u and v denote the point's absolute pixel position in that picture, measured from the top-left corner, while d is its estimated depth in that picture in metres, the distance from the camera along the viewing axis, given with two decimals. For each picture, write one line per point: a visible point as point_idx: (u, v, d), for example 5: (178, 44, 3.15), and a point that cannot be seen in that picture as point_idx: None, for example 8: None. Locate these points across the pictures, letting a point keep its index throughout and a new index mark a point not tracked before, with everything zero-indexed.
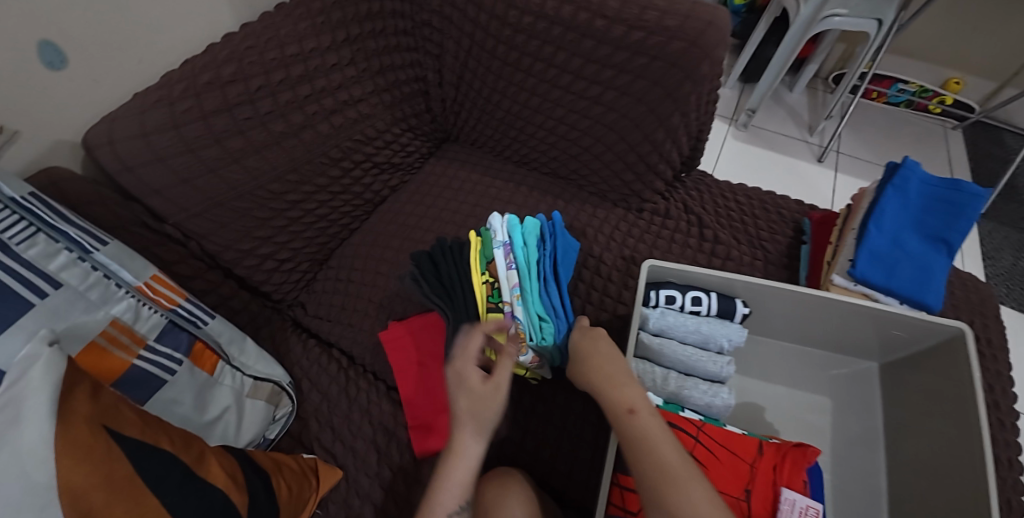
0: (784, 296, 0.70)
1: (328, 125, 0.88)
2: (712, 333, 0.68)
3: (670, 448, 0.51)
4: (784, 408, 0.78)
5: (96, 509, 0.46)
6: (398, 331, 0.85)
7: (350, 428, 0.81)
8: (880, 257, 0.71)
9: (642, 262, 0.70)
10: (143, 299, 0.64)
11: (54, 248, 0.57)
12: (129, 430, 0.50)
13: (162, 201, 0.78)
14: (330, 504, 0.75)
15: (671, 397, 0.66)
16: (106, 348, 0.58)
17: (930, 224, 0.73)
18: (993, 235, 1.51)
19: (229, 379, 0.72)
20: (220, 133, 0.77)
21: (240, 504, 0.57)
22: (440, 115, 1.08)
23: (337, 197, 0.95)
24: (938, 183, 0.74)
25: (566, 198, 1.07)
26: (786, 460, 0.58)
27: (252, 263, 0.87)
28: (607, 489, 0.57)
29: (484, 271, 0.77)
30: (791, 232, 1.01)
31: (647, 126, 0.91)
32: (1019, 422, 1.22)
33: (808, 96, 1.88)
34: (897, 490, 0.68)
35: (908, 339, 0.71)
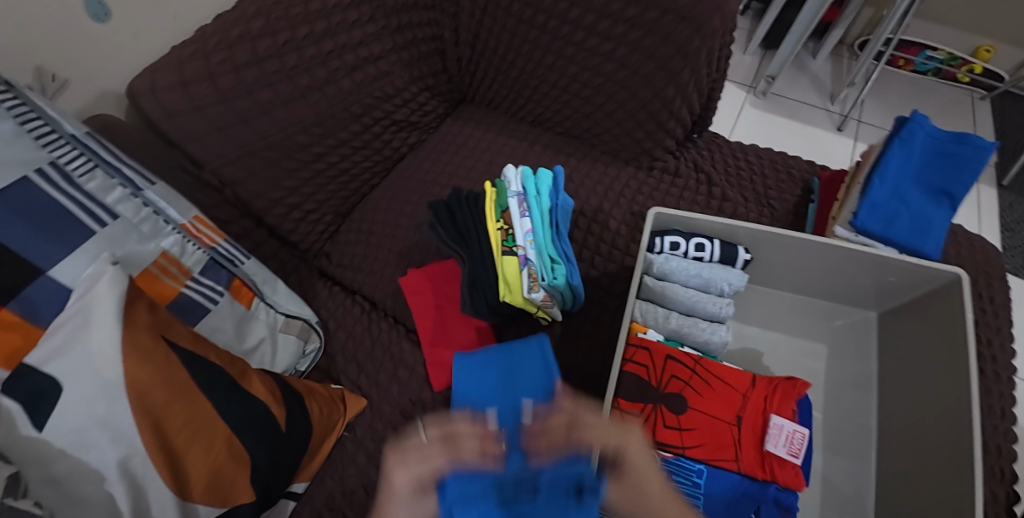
0: (785, 243, 0.73)
1: (350, 82, 0.92)
2: (713, 277, 0.72)
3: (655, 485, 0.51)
4: (781, 353, 0.81)
5: (159, 405, 0.53)
6: (417, 277, 0.90)
7: (373, 363, 0.88)
8: (882, 207, 0.73)
9: (648, 210, 0.74)
10: (188, 237, 0.70)
11: (111, 183, 0.63)
12: (184, 340, 0.58)
13: (200, 147, 0.82)
14: (355, 429, 0.82)
15: (672, 334, 0.71)
16: (158, 275, 0.65)
17: (930, 179, 0.75)
18: (1013, 206, 1.51)
19: (264, 314, 0.78)
20: (251, 85, 0.82)
21: (278, 415, 0.64)
22: (456, 75, 1.12)
23: (359, 152, 0.99)
24: (943, 138, 0.76)
25: (579, 157, 1.10)
26: (777, 390, 0.62)
27: (280, 212, 0.92)
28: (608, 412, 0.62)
29: (499, 219, 0.82)
30: (800, 192, 1.03)
31: (658, 83, 0.94)
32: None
33: (831, 64, 1.86)
34: (885, 426, 0.73)
35: (903, 285, 0.74)
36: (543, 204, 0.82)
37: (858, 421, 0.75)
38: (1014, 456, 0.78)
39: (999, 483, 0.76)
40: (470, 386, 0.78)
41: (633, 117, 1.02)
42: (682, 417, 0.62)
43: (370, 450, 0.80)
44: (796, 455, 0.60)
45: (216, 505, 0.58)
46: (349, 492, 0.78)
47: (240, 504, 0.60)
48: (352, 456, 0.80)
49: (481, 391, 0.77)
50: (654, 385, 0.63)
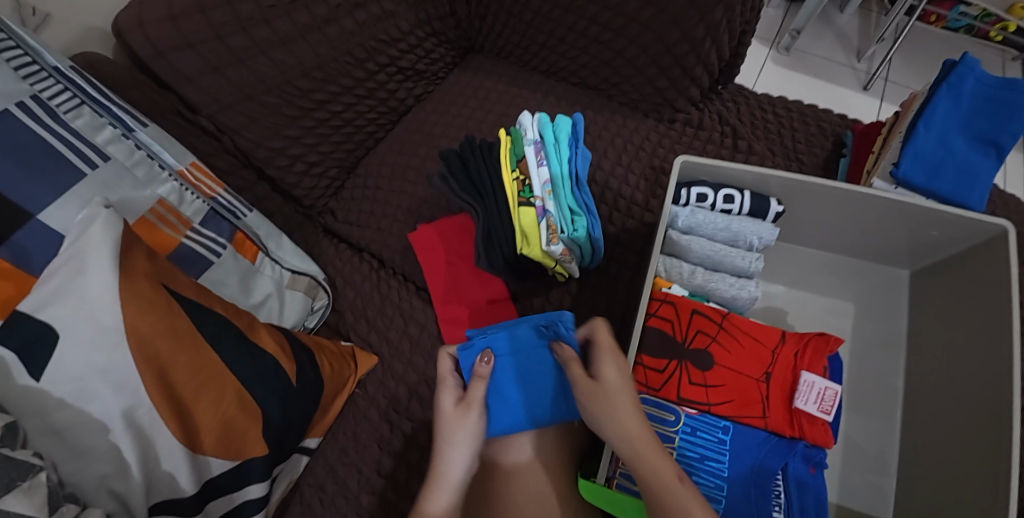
0: (822, 195, 0.69)
1: (352, 21, 0.85)
2: (742, 231, 0.68)
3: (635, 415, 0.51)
4: (805, 309, 0.78)
5: (163, 356, 0.50)
6: (427, 232, 0.86)
7: (384, 320, 0.85)
8: (925, 157, 0.69)
9: (676, 158, 0.69)
10: (185, 185, 0.67)
11: (99, 122, 0.59)
12: (185, 291, 0.55)
13: (195, 90, 0.78)
14: (367, 385, 0.80)
15: (697, 290, 0.67)
16: (156, 224, 0.61)
17: (980, 127, 0.70)
18: None
19: (269, 269, 0.76)
20: (246, 20, 0.76)
21: (289, 370, 0.62)
22: (466, 20, 1.06)
23: (363, 101, 0.95)
24: (994, 83, 0.71)
25: (595, 109, 1.05)
26: (808, 346, 0.59)
27: (282, 164, 0.89)
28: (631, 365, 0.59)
29: (514, 169, 0.78)
30: (831, 146, 0.98)
31: (687, 24, 0.88)
32: None
33: (860, 18, 1.77)
34: (915, 385, 0.70)
35: (941, 240, 0.70)
36: (565, 153, 0.78)
37: (885, 379, 0.73)
38: None
39: None
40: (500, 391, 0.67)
41: (657, 63, 0.96)
42: (708, 373, 0.59)
43: (381, 406, 0.78)
44: (826, 413, 0.57)
45: (228, 459, 0.56)
46: (362, 449, 0.76)
47: (253, 458, 0.59)
48: (364, 413, 0.78)
49: (509, 402, 0.67)
50: (679, 339, 0.61)
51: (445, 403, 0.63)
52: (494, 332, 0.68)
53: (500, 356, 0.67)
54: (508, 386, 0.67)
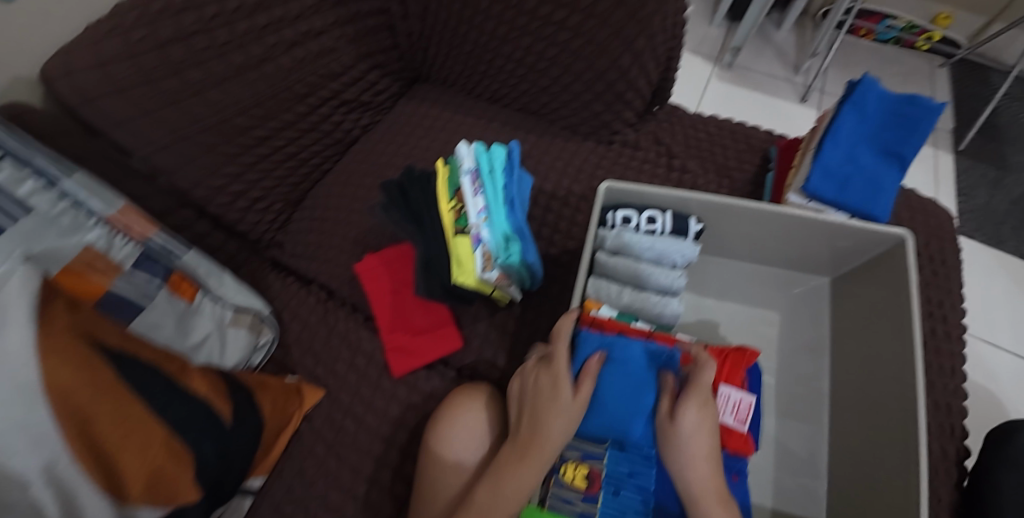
0: (736, 213, 0.74)
1: (290, 59, 0.88)
2: (665, 250, 0.72)
3: (707, 463, 0.56)
4: (735, 320, 0.82)
5: (84, 408, 0.51)
6: (373, 262, 0.88)
7: (330, 352, 0.85)
8: (833, 171, 0.73)
9: (600, 184, 0.73)
10: (115, 229, 0.68)
11: (21, 175, 0.61)
12: (110, 340, 0.56)
13: (127, 134, 0.77)
14: (314, 419, 0.80)
15: (626, 309, 0.70)
16: (82, 272, 0.63)
17: (885, 140, 0.75)
18: (969, 172, 1.54)
19: (209, 308, 0.76)
20: (178, 64, 0.77)
21: (223, 413, 0.63)
22: (408, 52, 1.09)
23: (306, 135, 0.96)
24: (894, 100, 0.76)
25: (538, 133, 1.09)
26: (726, 360, 0.63)
27: (224, 201, 0.89)
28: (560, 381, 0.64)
29: (452, 198, 0.80)
30: (758, 161, 1.03)
31: (613, 51, 0.92)
32: (972, 346, 1.29)
33: (796, 34, 1.86)
34: (837, 390, 0.74)
35: (849, 250, 0.74)
36: (499, 180, 0.79)
37: (810, 384, 0.77)
38: (961, 412, 0.80)
39: (949, 439, 0.79)
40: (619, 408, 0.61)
41: (590, 89, 1.00)
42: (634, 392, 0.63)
43: (328, 440, 0.79)
44: (743, 422, 0.61)
45: (159, 508, 0.56)
46: (309, 484, 0.76)
47: (187, 503, 0.59)
48: (310, 447, 0.78)
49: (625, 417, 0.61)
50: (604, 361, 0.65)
51: (563, 392, 0.60)
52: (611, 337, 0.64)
53: (613, 360, 0.63)
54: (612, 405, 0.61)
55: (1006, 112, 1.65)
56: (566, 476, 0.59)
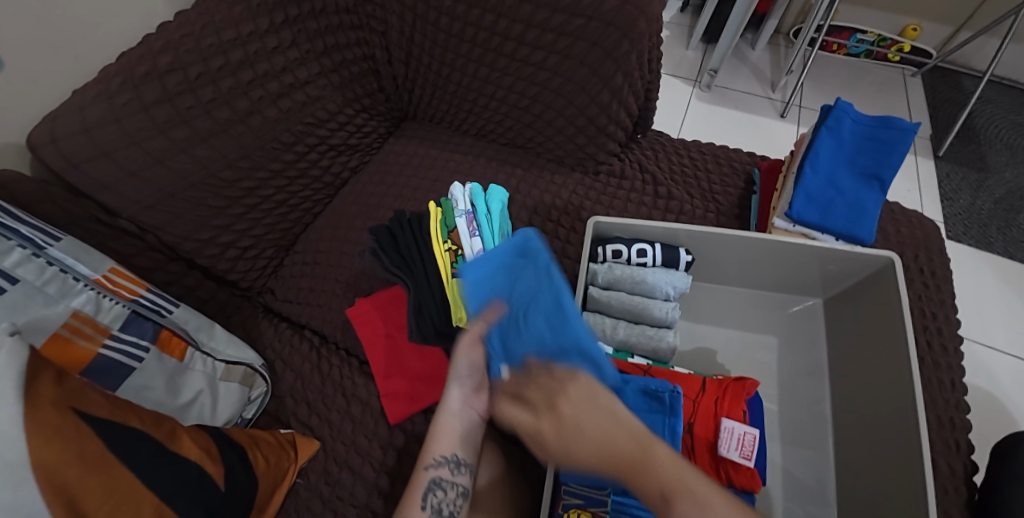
0: (726, 241, 0.74)
1: (276, 110, 0.89)
2: (656, 282, 0.71)
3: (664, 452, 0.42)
4: (733, 348, 0.81)
5: (71, 484, 0.50)
6: (364, 306, 0.88)
7: (325, 401, 0.84)
8: (815, 197, 0.74)
9: (587, 219, 0.74)
10: (102, 291, 0.66)
11: (6, 246, 0.59)
12: (96, 409, 0.55)
13: (113, 195, 0.77)
14: (310, 473, 0.78)
15: (620, 344, 0.70)
16: (70, 338, 0.61)
17: (864, 164, 0.76)
18: (951, 177, 1.56)
19: (200, 365, 0.75)
20: (164, 124, 0.78)
21: (215, 475, 0.62)
22: (394, 94, 1.10)
23: (295, 181, 0.96)
24: (869, 123, 0.77)
25: (524, 166, 1.09)
26: (726, 393, 0.62)
27: (213, 252, 0.88)
28: None
29: (446, 240, 0.80)
30: (743, 184, 1.05)
31: (592, 88, 0.94)
32: (971, 350, 1.29)
33: (771, 53, 1.91)
34: (838, 415, 0.73)
35: (839, 272, 0.75)
36: (496, 220, 0.82)
37: (813, 410, 0.75)
38: (967, 427, 0.79)
39: (956, 456, 0.77)
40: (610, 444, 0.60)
41: (573, 123, 1.01)
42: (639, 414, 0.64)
43: (325, 494, 0.77)
44: (750, 457, 0.58)
45: None
46: None
47: None
48: (306, 503, 0.76)
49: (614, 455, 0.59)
50: None
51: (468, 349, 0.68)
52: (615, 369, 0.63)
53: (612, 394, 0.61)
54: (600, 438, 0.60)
55: (981, 116, 1.68)
56: None
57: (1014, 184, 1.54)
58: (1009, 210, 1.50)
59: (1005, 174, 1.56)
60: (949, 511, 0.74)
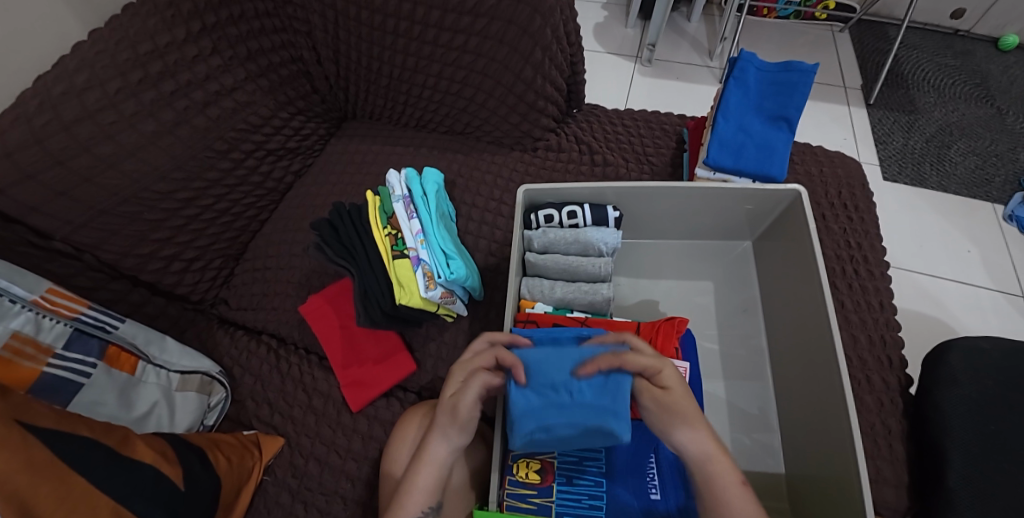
0: (651, 195, 0.78)
1: (205, 118, 0.90)
2: (590, 240, 0.75)
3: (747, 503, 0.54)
4: (674, 296, 0.84)
5: (21, 490, 0.50)
6: (317, 301, 0.89)
7: (286, 399, 0.85)
8: (728, 144, 0.78)
9: (517, 188, 0.76)
10: (42, 311, 0.67)
11: None
12: (43, 421, 0.56)
13: (43, 217, 0.76)
14: (277, 469, 0.80)
15: (559, 302, 0.73)
16: (11, 359, 0.62)
17: (771, 107, 0.80)
18: (882, 121, 1.63)
19: (153, 377, 0.75)
20: (87, 141, 0.78)
21: (173, 476, 0.63)
22: (329, 94, 1.11)
23: (236, 189, 0.97)
24: (772, 69, 0.81)
25: (465, 151, 1.11)
26: (659, 332, 0.66)
27: (157, 267, 0.88)
28: (511, 317, 0.71)
29: (386, 225, 0.82)
30: (674, 144, 1.09)
31: (516, 66, 0.97)
32: (914, 278, 1.36)
33: (705, 23, 1.96)
34: (773, 345, 0.78)
35: (759, 211, 0.79)
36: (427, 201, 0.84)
37: (750, 343, 0.80)
38: (898, 343, 0.84)
39: (889, 371, 0.82)
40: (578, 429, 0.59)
41: (504, 103, 1.04)
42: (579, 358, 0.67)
43: (293, 487, 0.78)
44: None
45: None
46: None
47: None
48: (275, 498, 0.78)
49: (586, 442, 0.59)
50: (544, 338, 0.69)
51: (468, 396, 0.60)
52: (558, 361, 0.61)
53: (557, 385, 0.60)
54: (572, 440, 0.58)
55: (907, 61, 1.75)
56: (520, 474, 0.64)
57: (942, 122, 1.61)
58: (940, 146, 1.57)
59: (933, 113, 1.64)
60: (887, 421, 0.78)
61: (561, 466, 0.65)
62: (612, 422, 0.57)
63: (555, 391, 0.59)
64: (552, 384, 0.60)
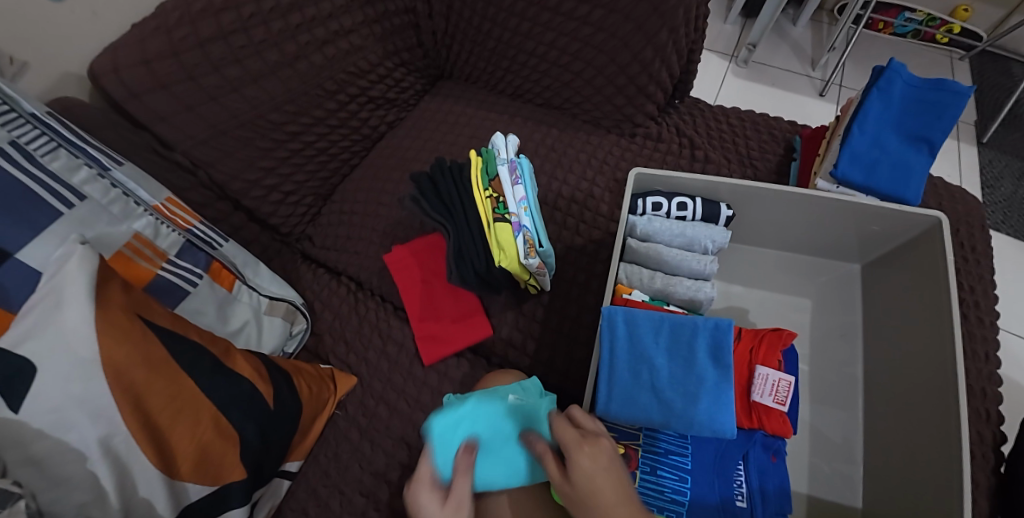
0: (767, 199, 0.74)
1: (322, 56, 0.90)
2: (696, 236, 0.72)
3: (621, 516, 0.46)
4: (767, 308, 0.81)
5: (138, 383, 0.53)
6: (401, 253, 0.89)
7: (362, 341, 0.87)
8: (860, 157, 0.74)
9: (631, 170, 0.74)
10: (161, 218, 0.70)
11: (75, 164, 0.63)
12: (160, 319, 0.58)
13: (168, 128, 0.81)
14: (347, 406, 0.82)
15: (657, 293, 0.71)
16: (132, 258, 0.64)
17: (912, 126, 0.75)
18: (994, 164, 1.52)
19: (246, 297, 0.78)
20: (218, 60, 0.80)
21: (265, 393, 0.65)
22: (433, 50, 1.11)
23: (336, 130, 0.98)
24: (922, 84, 0.76)
25: (560, 127, 1.09)
26: (762, 342, 0.62)
27: (258, 194, 0.91)
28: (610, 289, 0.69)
29: (488, 188, 0.81)
30: (782, 151, 1.04)
31: (636, 45, 0.94)
32: (1003, 337, 1.27)
33: (812, 30, 1.85)
34: (869, 376, 0.74)
35: (885, 233, 0.74)
36: (496, 433, 0.64)
37: (844, 371, 0.76)
38: (999, 398, 0.78)
39: (985, 424, 0.77)
40: (654, 395, 0.58)
41: (612, 83, 1.01)
42: None
43: (362, 425, 0.80)
44: (783, 403, 0.60)
45: (205, 485, 0.59)
46: (343, 468, 0.78)
47: (232, 482, 0.61)
48: (344, 433, 0.80)
49: (658, 402, 0.58)
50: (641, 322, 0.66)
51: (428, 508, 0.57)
52: (641, 322, 0.60)
53: (643, 345, 0.60)
54: (652, 401, 0.58)
55: None
56: None
57: None
58: None
59: None
60: (976, 475, 0.74)
61: (644, 455, 0.60)
62: (685, 376, 0.58)
63: (639, 350, 0.60)
64: (646, 346, 0.60)
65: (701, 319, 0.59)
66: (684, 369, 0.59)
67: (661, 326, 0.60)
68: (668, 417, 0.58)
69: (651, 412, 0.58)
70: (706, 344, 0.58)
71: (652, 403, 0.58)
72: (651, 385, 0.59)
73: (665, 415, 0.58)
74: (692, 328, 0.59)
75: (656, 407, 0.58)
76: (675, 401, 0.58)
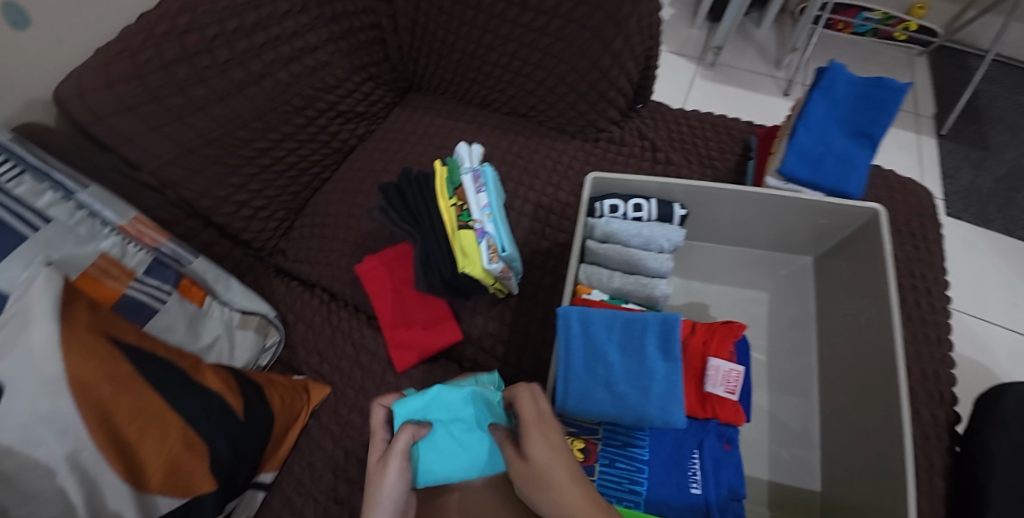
0: (719, 197, 0.77)
1: (287, 73, 0.92)
2: (653, 235, 0.75)
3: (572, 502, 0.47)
4: (726, 302, 0.84)
5: (105, 398, 0.55)
6: (372, 263, 0.91)
7: (335, 351, 0.88)
8: (807, 154, 0.77)
9: (586, 175, 0.77)
10: (128, 238, 0.71)
11: (41, 188, 0.64)
12: (128, 336, 0.60)
13: (135, 148, 0.82)
14: (321, 416, 0.83)
15: (616, 292, 0.73)
16: (98, 277, 0.65)
17: (855, 122, 0.79)
18: (952, 155, 1.57)
19: (217, 312, 0.79)
20: (183, 81, 0.82)
21: (235, 405, 0.67)
22: (400, 64, 1.13)
23: (305, 145, 1.00)
24: (861, 83, 0.80)
25: (527, 134, 1.12)
26: (714, 334, 0.65)
27: (228, 211, 0.92)
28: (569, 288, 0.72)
29: (452, 197, 0.83)
30: (740, 150, 1.08)
31: (594, 53, 0.97)
32: (966, 321, 1.32)
33: (776, 32, 1.91)
34: (824, 364, 0.77)
35: (833, 226, 0.78)
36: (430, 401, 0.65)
37: (800, 359, 0.79)
38: (951, 380, 0.82)
39: (939, 405, 0.80)
40: (608, 388, 0.61)
41: (574, 90, 1.04)
42: None
43: (336, 434, 0.81)
44: (734, 392, 0.62)
45: (176, 497, 0.60)
46: (318, 477, 0.79)
47: (202, 493, 0.62)
48: (318, 442, 0.81)
49: (612, 395, 0.61)
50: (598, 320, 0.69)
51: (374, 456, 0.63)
52: (595, 319, 0.63)
53: (597, 340, 0.62)
54: (607, 394, 0.61)
55: (986, 95, 1.68)
56: None
57: (1016, 162, 1.55)
58: (1010, 188, 1.51)
59: (1007, 152, 1.57)
60: (930, 455, 0.77)
61: (604, 448, 0.63)
62: (636, 369, 0.61)
63: (594, 346, 0.62)
64: (599, 341, 0.62)
65: (651, 314, 0.63)
66: (635, 362, 0.62)
67: (614, 322, 0.62)
68: (622, 408, 0.60)
69: (605, 404, 0.61)
70: (657, 338, 0.62)
71: (606, 396, 0.61)
72: (605, 378, 0.61)
73: (618, 407, 0.60)
74: (644, 322, 0.62)
75: (611, 399, 0.61)
76: (627, 393, 0.60)
